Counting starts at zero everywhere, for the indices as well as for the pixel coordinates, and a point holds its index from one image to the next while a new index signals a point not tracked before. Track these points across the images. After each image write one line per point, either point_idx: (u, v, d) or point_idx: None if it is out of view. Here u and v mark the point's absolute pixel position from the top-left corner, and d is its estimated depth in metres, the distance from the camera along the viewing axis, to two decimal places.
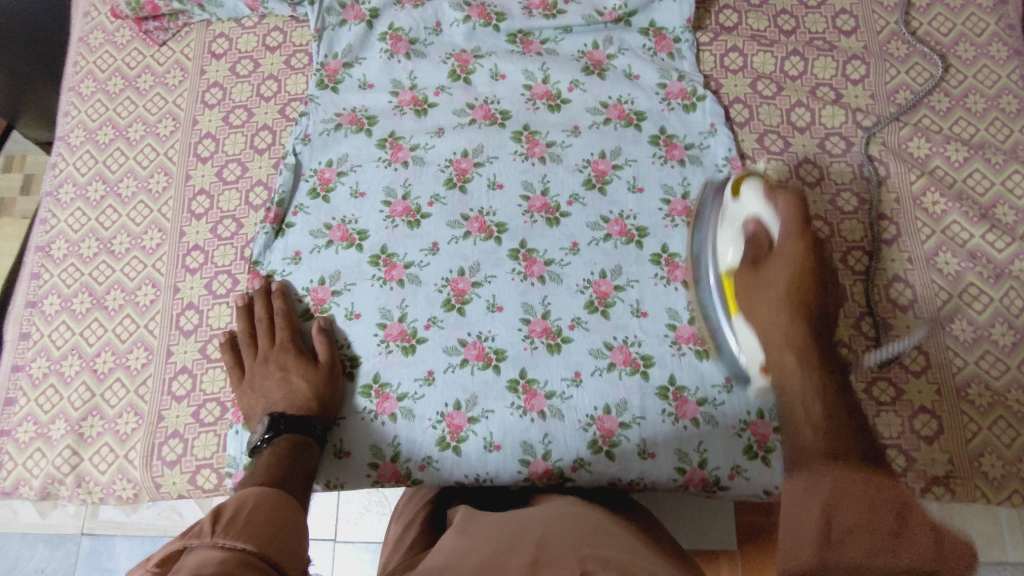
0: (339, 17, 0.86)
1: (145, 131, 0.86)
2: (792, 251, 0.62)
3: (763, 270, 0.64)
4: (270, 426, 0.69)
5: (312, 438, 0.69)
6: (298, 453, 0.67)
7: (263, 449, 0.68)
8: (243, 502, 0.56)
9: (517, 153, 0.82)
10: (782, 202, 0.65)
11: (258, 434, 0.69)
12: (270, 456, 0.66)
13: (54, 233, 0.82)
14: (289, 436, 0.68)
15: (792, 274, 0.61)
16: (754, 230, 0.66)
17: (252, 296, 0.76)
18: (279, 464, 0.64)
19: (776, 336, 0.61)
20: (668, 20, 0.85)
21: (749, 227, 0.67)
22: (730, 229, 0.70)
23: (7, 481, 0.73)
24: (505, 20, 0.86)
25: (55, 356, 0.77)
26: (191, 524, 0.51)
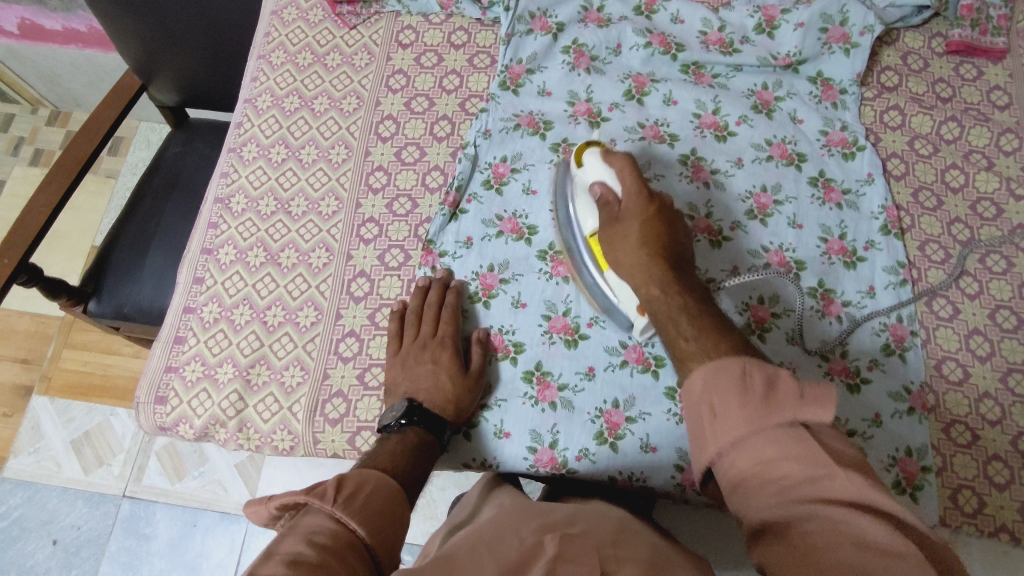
0: (528, 26, 0.91)
1: (329, 105, 0.90)
2: (632, 201, 0.70)
3: (617, 224, 0.70)
4: (406, 412, 0.69)
5: (438, 440, 0.70)
6: (423, 450, 0.67)
7: (394, 430, 0.69)
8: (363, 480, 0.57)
9: (683, 176, 0.86)
10: (615, 166, 0.72)
11: (392, 414, 0.70)
12: (396, 443, 0.66)
13: (234, 187, 0.86)
14: (419, 429, 0.69)
15: (649, 244, 0.67)
16: (602, 194, 0.72)
17: (430, 281, 0.79)
18: (398, 456, 0.64)
19: (640, 276, 0.67)
20: (838, 72, 0.90)
21: (596, 192, 0.72)
22: (583, 195, 0.76)
23: (170, 417, 0.75)
24: (684, 51, 0.91)
25: (227, 303, 0.80)
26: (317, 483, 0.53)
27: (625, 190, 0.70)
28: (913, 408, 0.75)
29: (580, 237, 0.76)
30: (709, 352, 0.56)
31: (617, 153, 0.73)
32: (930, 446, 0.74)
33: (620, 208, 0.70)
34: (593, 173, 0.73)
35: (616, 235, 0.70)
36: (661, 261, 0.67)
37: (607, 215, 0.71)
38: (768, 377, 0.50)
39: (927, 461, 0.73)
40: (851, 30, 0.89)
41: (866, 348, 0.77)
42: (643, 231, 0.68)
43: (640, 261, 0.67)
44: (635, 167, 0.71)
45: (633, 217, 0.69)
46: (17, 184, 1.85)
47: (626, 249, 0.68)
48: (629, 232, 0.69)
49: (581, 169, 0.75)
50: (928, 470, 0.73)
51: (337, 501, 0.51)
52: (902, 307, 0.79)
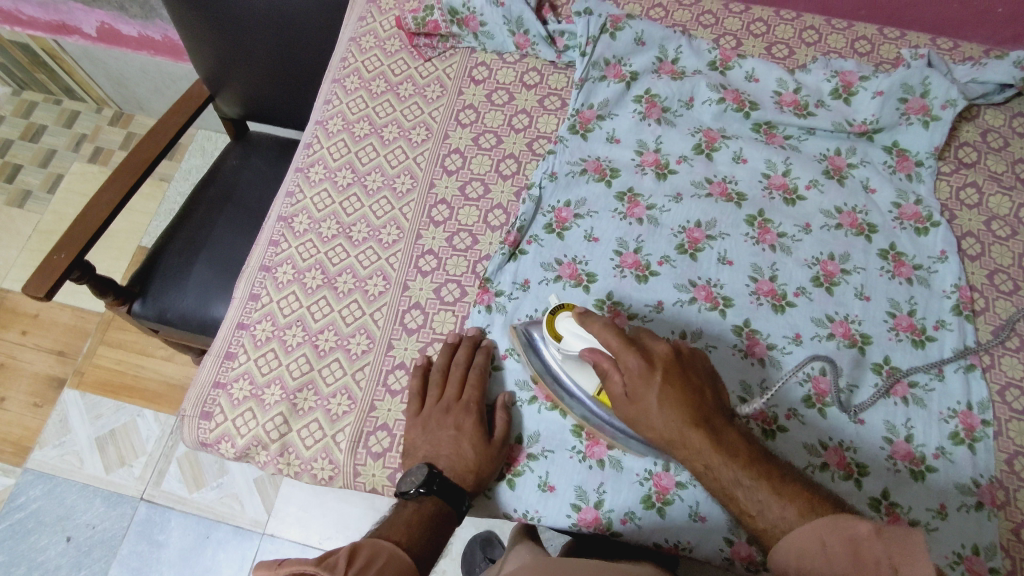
0: (601, 72, 0.92)
1: (398, 134, 0.91)
2: (638, 364, 0.63)
3: (629, 400, 0.63)
4: (426, 480, 0.67)
5: (456, 511, 0.68)
6: (440, 521, 0.66)
7: (411, 497, 0.67)
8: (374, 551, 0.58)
9: (749, 236, 0.84)
10: (601, 334, 0.65)
11: (410, 479, 0.68)
12: (414, 512, 0.66)
13: (298, 206, 0.87)
14: (438, 498, 0.67)
15: (677, 408, 0.62)
16: (595, 361, 0.65)
17: (461, 339, 0.78)
18: (413, 529, 0.64)
19: (665, 431, 0.62)
20: (914, 144, 0.88)
21: (587, 359, 0.66)
22: (572, 363, 0.70)
23: (213, 433, 0.75)
24: (758, 109, 0.90)
25: (281, 323, 0.80)
26: (329, 552, 0.55)
27: (622, 361, 0.63)
28: (981, 503, 0.71)
29: (583, 395, 0.71)
30: (796, 518, 0.58)
31: (596, 315, 0.66)
32: (999, 546, 0.69)
33: (627, 383, 0.63)
34: (579, 343, 0.67)
35: (636, 412, 0.63)
36: (694, 416, 0.62)
37: (616, 393, 0.64)
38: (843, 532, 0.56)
39: (995, 562, 0.68)
40: (932, 103, 0.87)
41: (932, 434, 0.74)
42: (664, 398, 0.62)
43: (675, 427, 0.61)
44: (619, 328, 0.65)
45: (646, 392, 0.62)
46: (74, 180, 1.90)
47: (656, 423, 0.62)
48: (647, 408, 0.63)
49: (559, 340, 0.69)
50: (997, 572, 0.68)
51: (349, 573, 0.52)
52: (971, 393, 0.76)
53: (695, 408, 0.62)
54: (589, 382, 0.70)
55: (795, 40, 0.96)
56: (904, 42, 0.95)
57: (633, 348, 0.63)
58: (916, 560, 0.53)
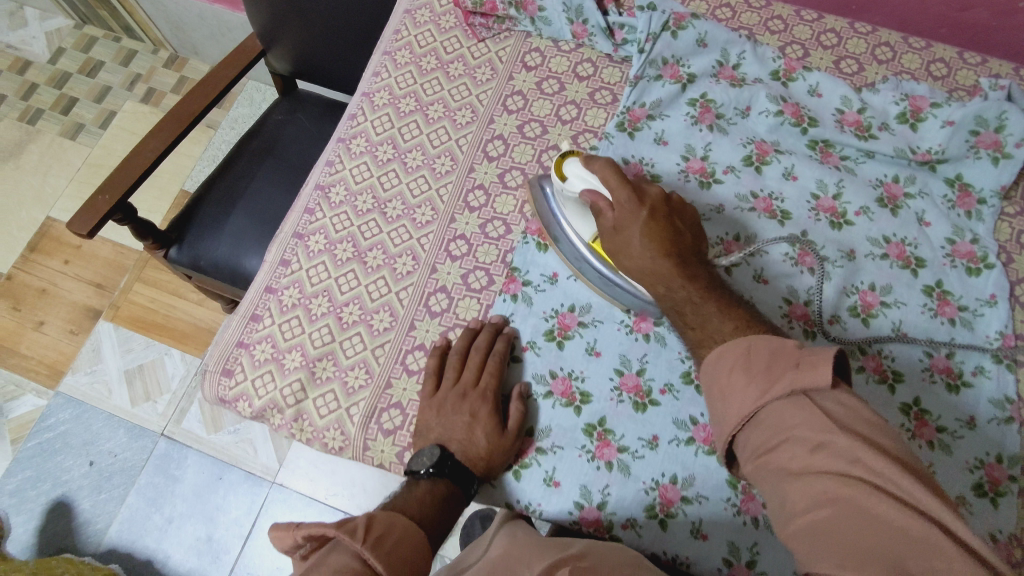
0: (658, 72, 0.89)
1: (443, 114, 0.90)
2: (627, 208, 0.69)
3: (614, 234, 0.70)
4: (438, 462, 0.67)
5: (465, 495, 0.67)
6: (450, 504, 0.66)
7: (422, 478, 0.67)
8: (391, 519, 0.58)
9: (788, 256, 0.81)
10: (602, 173, 0.70)
11: (420, 459, 0.68)
12: (426, 492, 0.65)
13: (336, 176, 0.87)
14: (448, 482, 0.67)
15: (655, 237, 0.68)
16: (592, 201, 0.71)
17: (482, 326, 0.77)
18: (425, 507, 0.64)
19: (646, 266, 0.68)
20: (980, 179, 0.83)
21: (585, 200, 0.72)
22: (574, 206, 0.76)
23: (233, 390, 0.76)
24: (816, 126, 0.86)
25: (308, 291, 0.80)
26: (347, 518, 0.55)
27: (614, 197, 0.70)
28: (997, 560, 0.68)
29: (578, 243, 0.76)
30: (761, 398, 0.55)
31: (600, 159, 0.72)
32: None
33: (616, 216, 0.70)
34: (581, 184, 0.73)
35: (617, 246, 0.70)
36: (672, 251, 0.68)
37: (606, 225, 0.71)
38: (811, 420, 0.50)
39: None
40: (1006, 139, 0.82)
41: (955, 482, 0.71)
42: (646, 230, 0.68)
43: (649, 261, 0.68)
44: (620, 171, 0.71)
45: (632, 223, 0.69)
46: (126, 118, 1.93)
47: (635, 256, 0.69)
48: (628, 241, 0.69)
49: (564, 181, 0.75)
50: None
51: (366, 539, 0.53)
52: (1004, 446, 0.73)
53: (676, 245, 0.68)
54: (587, 227, 0.75)
55: (866, 57, 0.92)
56: (984, 69, 0.90)
57: (627, 184, 0.69)
58: (822, 367, 0.53)
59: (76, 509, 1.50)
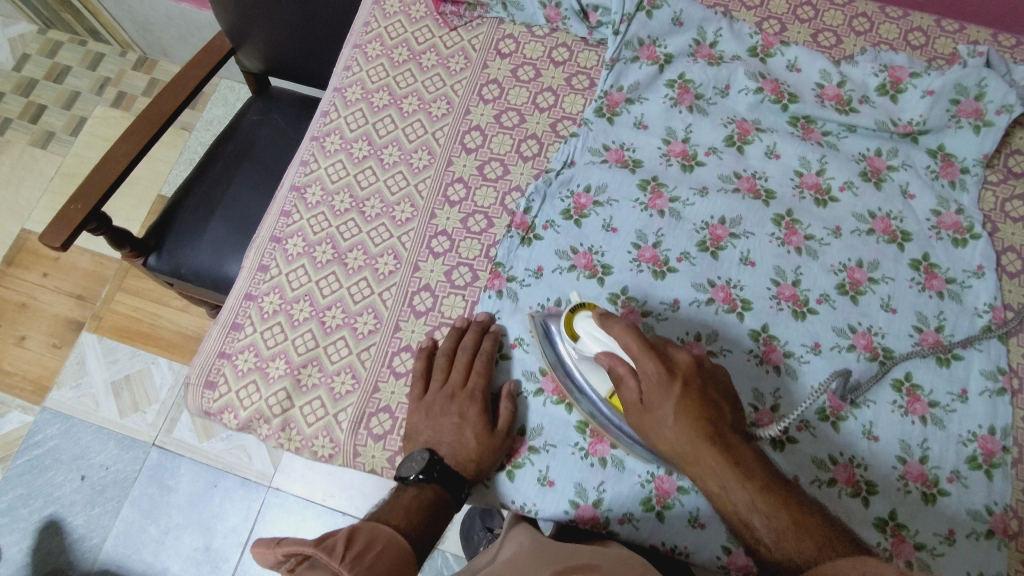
0: (634, 53, 0.87)
1: (418, 107, 0.88)
2: (653, 374, 0.62)
3: (643, 408, 0.63)
4: (426, 466, 0.66)
5: (455, 499, 0.67)
6: (439, 508, 0.65)
7: (411, 483, 0.66)
8: (373, 536, 0.58)
9: (775, 236, 0.80)
10: (620, 337, 0.63)
11: (409, 464, 0.67)
12: (413, 497, 0.65)
13: (312, 177, 0.85)
14: (437, 486, 0.66)
15: (693, 421, 0.60)
16: (611, 365, 0.65)
17: (468, 324, 0.76)
18: (413, 515, 0.63)
19: (672, 439, 0.61)
20: (962, 149, 0.82)
21: (603, 362, 0.65)
22: (588, 363, 0.69)
23: (217, 402, 0.75)
24: (797, 102, 0.85)
25: (288, 296, 0.79)
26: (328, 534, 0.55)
27: (639, 367, 0.63)
28: (992, 531, 0.68)
29: (596, 399, 0.70)
30: (783, 544, 0.55)
31: (617, 318, 0.64)
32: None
33: (644, 387, 0.63)
34: (597, 343, 0.66)
35: (648, 424, 0.63)
36: (707, 423, 0.61)
37: (631, 399, 0.64)
38: (838, 548, 0.54)
39: None
40: (987, 107, 0.81)
41: (948, 456, 0.71)
42: (679, 412, 0.61)
43: (685, 441, 0.60)
44: (638, 330, 0.64)
45: (663, 402, 0.62)
46: (97, 124, 1.89)
47: (667, 436, 0.61)
48: (661, 418, 0.62)
49: (576, 338, 0.68)
50: None
51: (345, 556, 0.52)
52: (996, 417, 0.73)
53: (714, 432, 0.60)
54: (604, 386, 0.69)
55: (844, 28, 0.91)
56: (963, 36, 0.89)
57: (652, 352, 0.62)
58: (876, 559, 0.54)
59: (69, 524, 1.48)
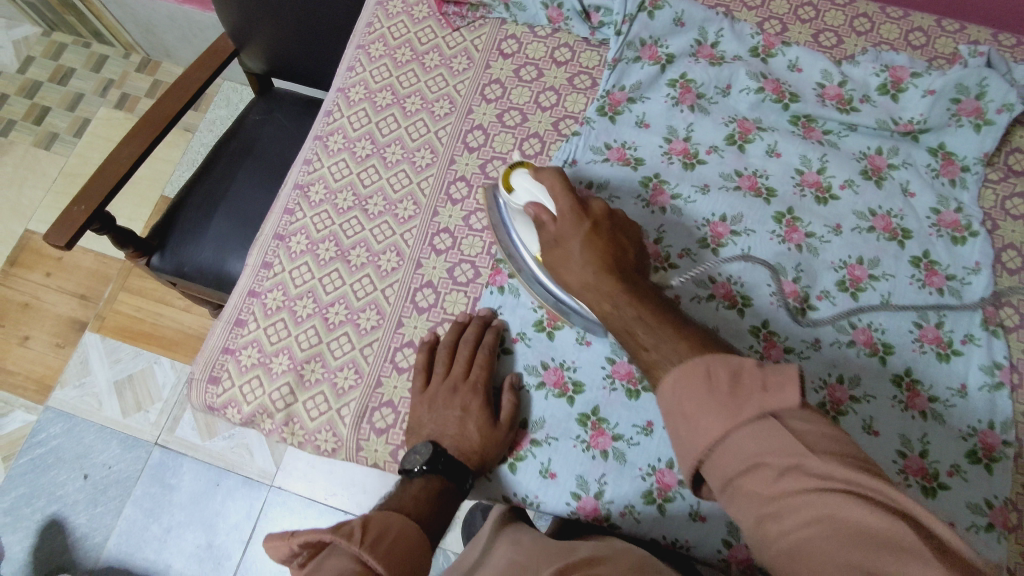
0: (636, 53, 0.88)
1: (421, 106, 0.89)
2: (566, 210, 0.67)
3: (555, 248, 0.67)
4: (431, 458, 0.66)
5: (460, 489, 0.66)
6: (445, 499, 0.65)
7: (416, 476, 0.66)
8: (387, 521, 0.57)
9: (776, 234, 0.80)
10: (547, 183, 0.69)
11: (413, 457, 0.67)
12: (420, 489, 0.64)
13: (315, 175, 0.86)
14: (442, 478, 0.66)
15: (597, 258, 0.64)
16: (536, 214, 0.69)
17: (469, 319, 0.76)
18: (422, 505, 0.62)
19: (591, 288, 0.63)
20: (962, 147, 0.83)
21: (529, 212, 0.69)
22: (519, 217, 0.73)
23: (221, 397, 0.75)
24: (798, 101, 0.86)
25: (292, 293, 0.79)
26: (341, 523, 0.54)
27: (557, 205, 0.68)
28: (993, 525, 0.69)
29: (525, 253, 0.74)
30: (678, 357, 0.54)
31: (547, 170, 0.70)
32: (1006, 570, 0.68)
33: (558, 228, 0.67)
34: (525, 196, 0.71)
35: (561, 261, 0.66)
36: (613, 274, 0.63)
37: (547, 239, 0.68)
38: (729, 359, 0.51)
39: None
40: (987, 106, 0.82)
41: (948, 451, 0.72)
42: (584, 249, 0.64)
43: (590, 275, 0.63)
44: (567, 180, 0.69)
45: (572, 237, 0.66)
46: (100, 125, 1.90)
47: (574, 269, 0.65)
48: (569, 253, 0.65)
49: (511, 194, 0.72)
50: None
51: (364, 540, 0.52)
52: (996, 413, 0.73)
53: (617, 267, 0.63)
54: (532, 241, 0.73)
55: (844, 29, 0.91)
56: (963, 36, 0.90)
57: (570, 193, 0.67)
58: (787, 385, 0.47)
59: (72, 523, 1.48)
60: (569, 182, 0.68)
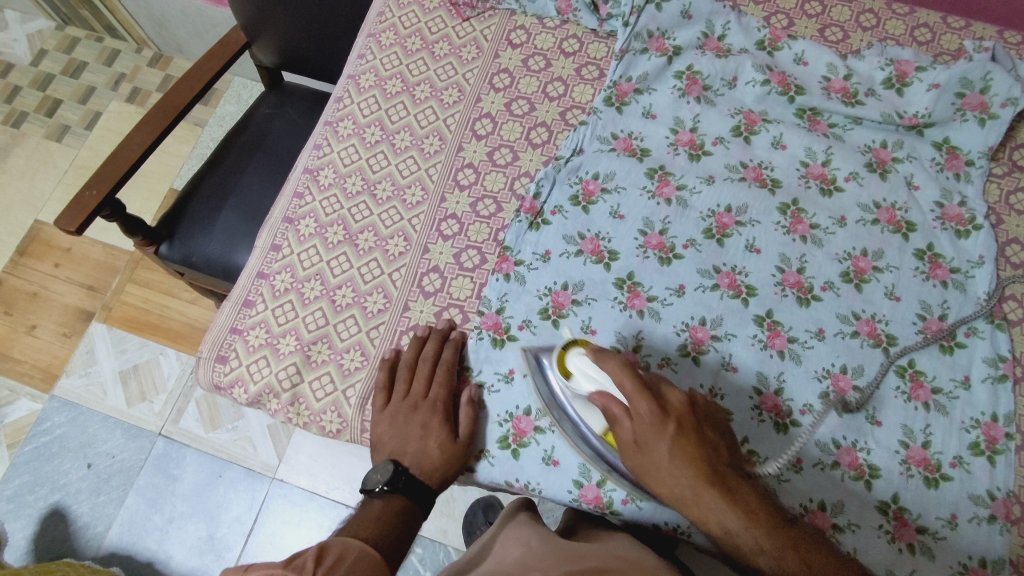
0: (643, 45, 0.89)
1: (430, 94, 0.90)
2: (644, 413, 0.59)
3: (636, 450, 0.60)
4: (391, 478, 0.67)
5: (422, 507, 0.68)
6: (408, 518, 0.66)
7: (377, 496, 0.67)
8: (345, 551, 0.56)
9: (781, 225, 0.81)
10: (609, 368, 0.62)
11: (375, 476, 0.68)
12: (381, 509, 0.65)
13: (325, 160, 0.87)
14: (403, 496, 0.67)
15: (698, 461, 0.58)
16: (603, 403, 0.63)
17: (430, 332, 0.76)
18: (383, 524, 0.63)
19: (671, 487, 0.58)
20: (966, 142, 0.84)
21: (596, 402, 0.63)
22: (579, 398, 0.68)
23: (228, 377, 0.76)
24: (803, 94, 0.86)
25: (300, 275, 0.80)
26: (296, 555, 0.53)
27: (633, 407, 0.60)
28: (995, 516, 0.69)
29: (591, 433, 0.68)
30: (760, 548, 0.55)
31: (609, 354, 0.63)
32: (1008, 561, 0.68)
33: (636, 430, 0.60)
34: (592, 382, 0.65)
35: (641, 462, 0.60)
36: (702, 462, 0.58)
37: (625, 440, 0.61)
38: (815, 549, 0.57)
39: None
40: (992, 100, 0.83)
41: (951, 442, 0.72)
42: (675, 450, 0.58)
43: (687, 482, 0.57)
44: (631, 367, 0.61)
45: (657, 441, 0.59)
46: (111, 118, 1.91)
47: (668, 480, 0.58)
48: (655, 454, 0.59)
49: (569, 375, 0.67)
50: None
51: (319, 569, 0.51)
52: (999, 405, 0.73)
53: (717, 475, 0.57)
54: (597, 421, 0.67)
55: (851, 24, 0.92)
56: (968, 33, 0.90)
57: (638, 378, 0.60)
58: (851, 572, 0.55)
59: (74, 511, 1.49)
60: (635, 368, 0.61)
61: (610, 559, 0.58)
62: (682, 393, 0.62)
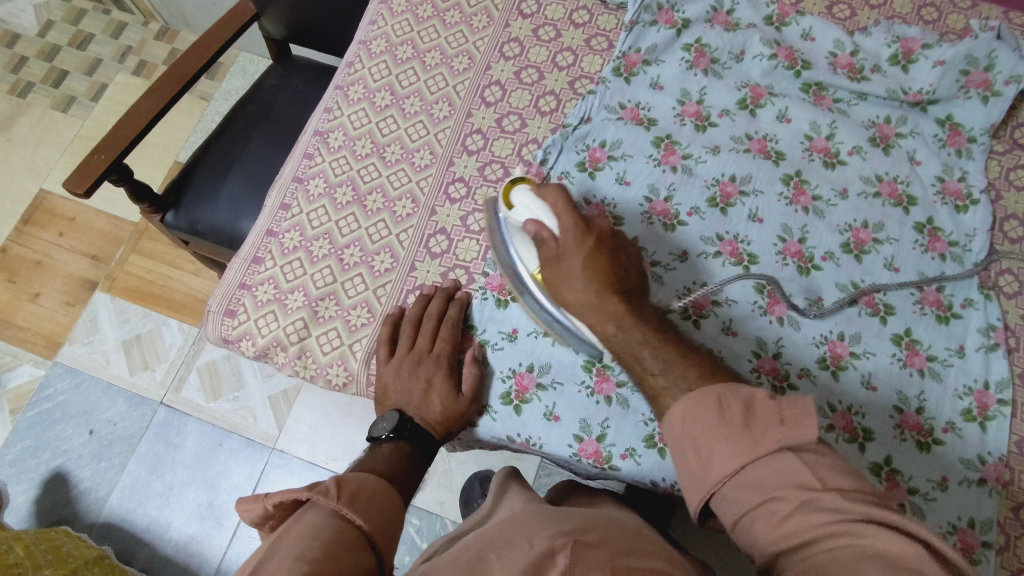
0: (653, 17, 0.90)
1: (440, 60, 0.90)
2: (574, 244, 0.66)
3: (557, 262, 0.66)
4: (396, 426, 0.68)
5: (427, 454, 0.70)
6: (414, 462, 0.68)
7: (383, 442, 0.68)
8: (362, 478, 0.59)
9: (783, 196, 0.82)
10: (551, 200, 0.67)
11: (381, 425, 0.69)
12: (390, 451, 0.67)
13: (335, 123, 0.88)
14: (409, 443, 0.69)
15: (602, 275, 0.65)
16: (536, 230, 0.67)
17: (435, 291, 0.77)
18: (392, 464, 0.65)
19: (585, 303, 0.65)
20: (969, 119, 0.84)
21: (530, 229, 0.67)
22: (518, 232, 0.71)
23: (237, 330, 0.78)
24: (810, 69, 0.88)
25: (308, 234, 0.81)
26: (315, 482, 0.55)
27: (562, 229, 0.66)
28: (985, 480, 0.70)
29: (524, 272, 0.71)
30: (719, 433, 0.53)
31: (550, 185, 0.69)
32: (996, 523, 0.69)
33: (560, 245, 0.66)
34: (525, 212, 0.69)
35: (557, 274, 0.66)
36: (614, 288, 0.64)
37: (549, 257, 0.67)
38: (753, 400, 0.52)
39: (989, 537, 0.69)
40: (996, 77, 0.83)
41: (944, 408, 0.73)
42: (586, 266, 0.65)
43: (592, 294, 0.64)
44: (569, 197, 0.68)
45: (575, 253, 0.65)
46: (117, 90, 1.92)
47: (577, 287, 0.65)
48: (572, 269, 0.65)
49: (511, 209, 0.70)
50: (989, 546, 0.69)
51: (340, 496, 0.54)
52: (991, 373, 0.75)
53: (619, 287, 0.65)
54: (530, 261, 0.70)
55: (858, 2, 0.93)
56: (974, 13, 0.91)
57: (576, 214, 0.66)
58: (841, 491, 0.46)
59: (76, 476, 1.51)
60: (574, 200, 0.68)
61: (599, 520, 0.58)
62: (610, 224, 0.69)
